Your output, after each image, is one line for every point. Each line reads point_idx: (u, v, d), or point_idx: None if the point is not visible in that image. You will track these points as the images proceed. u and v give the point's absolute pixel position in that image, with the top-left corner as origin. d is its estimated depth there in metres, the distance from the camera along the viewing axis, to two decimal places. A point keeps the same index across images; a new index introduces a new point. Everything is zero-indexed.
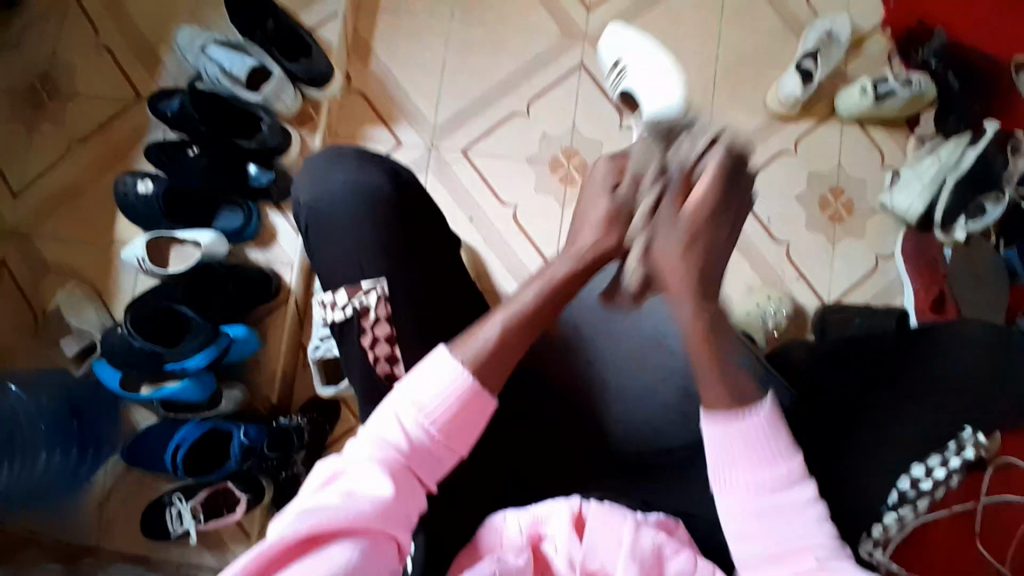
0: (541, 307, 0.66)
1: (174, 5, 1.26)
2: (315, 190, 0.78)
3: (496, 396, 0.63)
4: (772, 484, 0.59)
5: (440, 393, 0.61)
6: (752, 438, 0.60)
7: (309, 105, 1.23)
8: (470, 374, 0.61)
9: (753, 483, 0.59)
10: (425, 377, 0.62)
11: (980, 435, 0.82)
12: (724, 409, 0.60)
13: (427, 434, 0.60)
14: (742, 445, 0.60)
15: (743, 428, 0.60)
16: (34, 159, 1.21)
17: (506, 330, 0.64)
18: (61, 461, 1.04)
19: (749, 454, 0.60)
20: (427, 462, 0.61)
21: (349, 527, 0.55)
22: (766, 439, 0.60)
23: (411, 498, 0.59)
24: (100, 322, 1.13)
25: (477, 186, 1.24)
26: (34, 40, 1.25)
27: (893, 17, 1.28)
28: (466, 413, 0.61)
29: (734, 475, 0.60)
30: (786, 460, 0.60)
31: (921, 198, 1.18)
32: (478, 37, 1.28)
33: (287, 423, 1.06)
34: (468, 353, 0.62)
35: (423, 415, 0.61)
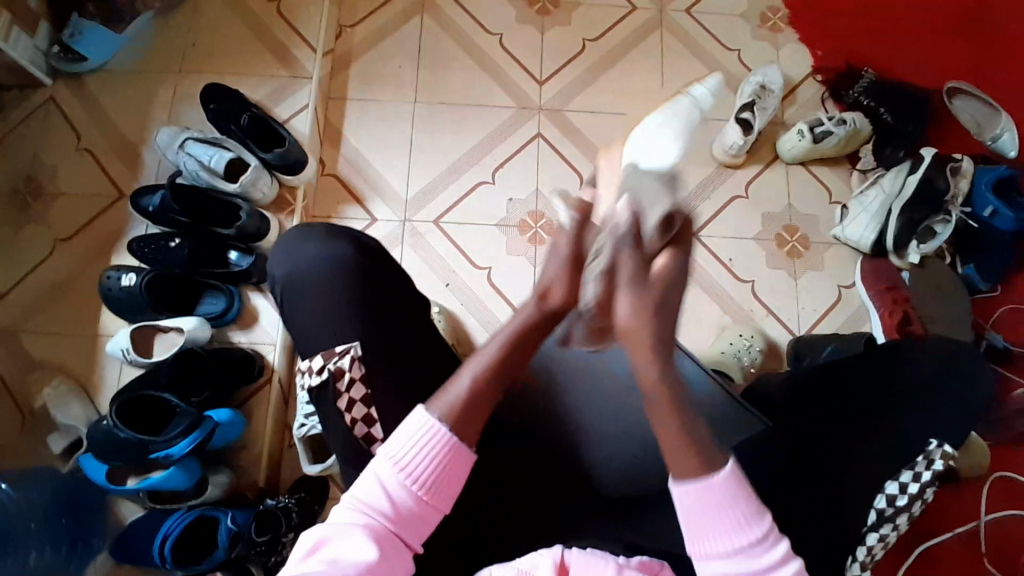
0: (508, 354, 0.68)
1: (154, 109, 1.34)
2: (288, 268, 0.82)
3: (474, 451, 0.64)
4: (739, 553, 0.57)
5: (420, 450, 0.62)
6: (719, 510, 0.58)
7: (285, 191, 1.30)
8: (446, 430, 0.62)
9: (721, 555, 0.58)
10: (404, 436, 0.63)
11: (946, 446, 0.82)
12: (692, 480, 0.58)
13: (407, 492, 0.62)
14: (709, 517, 0.58)
15: (710, 499, 0.58)
16: (19, 262, 1.25)
17: (477, 383, 0.65)
18: (50, 558, 1.03)
19: (707, 529, 0.58)
20: (409, 520, 0.62)
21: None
22: (725, 511, 0.58)
23: (397, 561, 0.60)
24: (85, 415, 1.14)
25: (451, 253, 1.29)
26: (17, 148, 1.31)
27: (822, 65, 1.39)
28: (445, 469, 0.62)
29: (704, 544, 0.58)
30: (756, 523, 0.58)
31: (870, 228, 1.25)
32: (441, 117, 1.37)
33: (274, 504, 1.05)
34: (443, 409, 0.63)
35: (404, 474, 0.62)
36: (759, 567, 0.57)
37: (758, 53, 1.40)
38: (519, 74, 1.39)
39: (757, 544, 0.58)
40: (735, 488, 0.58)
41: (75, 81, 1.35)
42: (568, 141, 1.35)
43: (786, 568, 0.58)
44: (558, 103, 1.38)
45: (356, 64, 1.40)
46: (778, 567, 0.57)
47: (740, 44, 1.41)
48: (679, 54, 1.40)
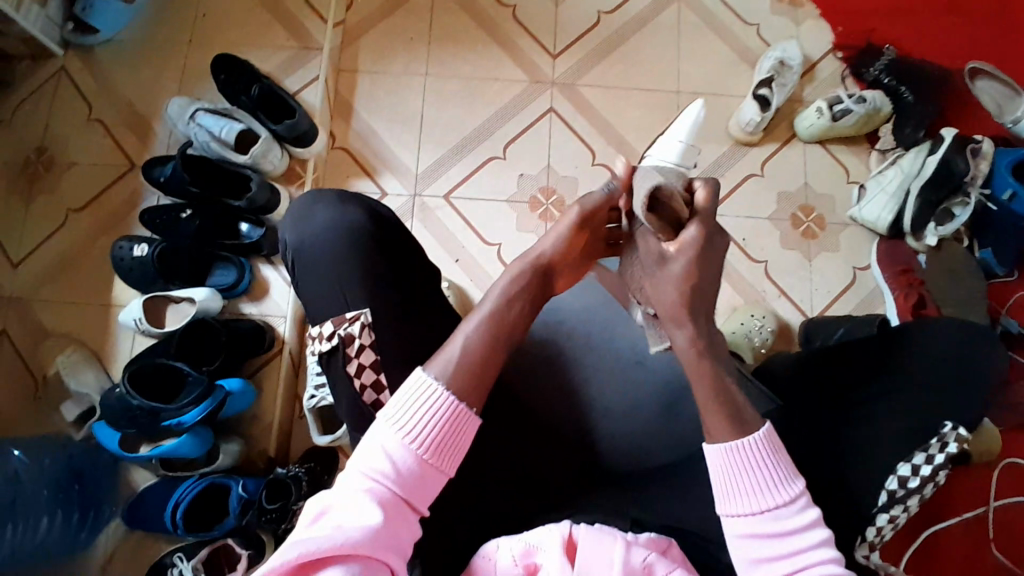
0: (499, 313, 0.70)
1: (165, 80, 1.34)
2: (298, 234, 0.82)
3: (478, 412, 0.65)
4: (770, 513, 0.62)
5: (424, 413, 0.63)
6: (749, 468, 0.62)
7: (295, 163, 1.29)
8: (448, 392, 0.64)
9: (749, 513, 0.62)
10: (406, 401, 0.63)
11: (960, 430, 0.81)
12: (728, 441, 0.63)
13: (413, 455, 0.62)
14: (748, 476, 0.62)
15: (740, 458, 0.63)
16: (33, 232, 1.26)
17: (474, 341, 0.67)
18: (62, 525, 1.05)
19: (742, 484, 0.62)
20: (415, 485, 0.62)
21: (340, 554, 0.55)
22: (756, 470, 0.62)
23: (404, 523, 0.60)
24: (99, 383, 1.16)
25: (461, 228, 1.28)
26: (30, 119, 1.31)
27: (843, 42, 1.35)
28: (448, 430, 0.63)
29: (741, 503, 0.62)
30: (790, 484, 0.62)
31: (888, 208, 1.22)
32: (453, 91, 1.35)
33: (284, 474, 1.07)
34: (441, 369, 0.65)
35: (407, 437, 0.62)
36: (790, 528, 0.61)
37: (778, 28, 1.37)
38: (532, 48, 1.37)
39: (786, 508, 0.62)
40: (770, 454, 0.63)
41: (87, 51, 1.35)
42: (581, 116, 1.33)
43: (815, 531, 0.62)
44: (571, 78, 1.36)
45: (367, 36, 1.38)
46: (811, 530, 0.62)
47: (759, 19, 1.37)
48: (696, 29, 1.37)
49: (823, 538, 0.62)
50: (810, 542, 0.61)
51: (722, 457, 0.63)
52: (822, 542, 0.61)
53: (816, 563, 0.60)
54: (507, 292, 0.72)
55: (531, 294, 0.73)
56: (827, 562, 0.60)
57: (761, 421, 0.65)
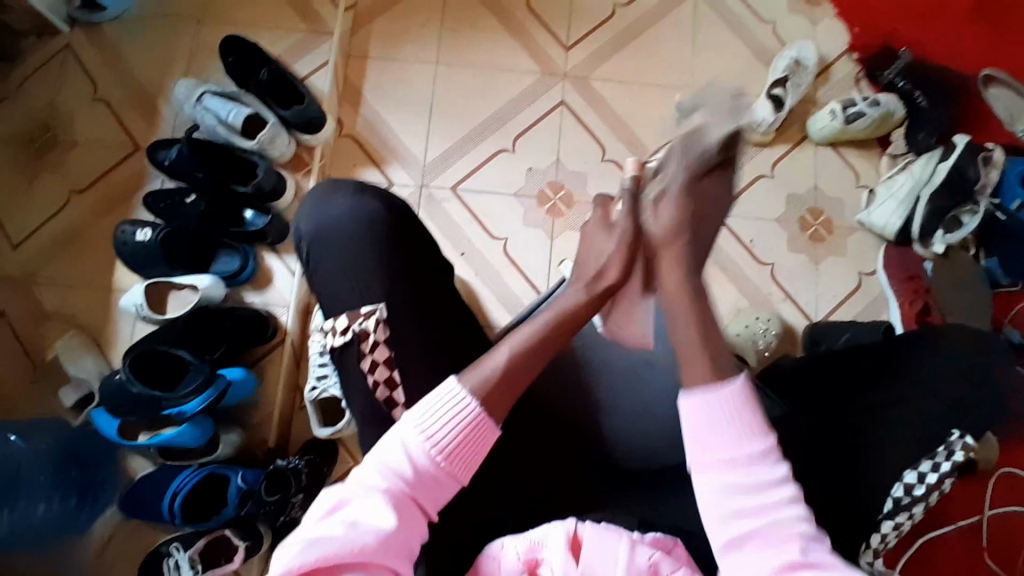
0: (547, 337, 0.69)
1: (170, 60, 1.31)
2: (316, 223, 0.80)
3: (499, 426, 0.65)
4: (744, 463, 0.58)
5: (449, 419, 0.63)
6: (726, 415, 0.59)
7: (302, 150, 1.28)
8: (475, 403, 0.63)
9: (725, 462, 0.58)
10: (433, 405, 0.63)
11: (967, 439, 0.84)
12: (700, 390, 0.60)
13: (431, 459, 0.61)
14: (719, 423, 0.59)
15: (719, 405, 0.59)
16: (32, 211, 1.24)
17: (514, 358, 0.66)
18: (59, 509, 1.03)
19: (718, 431, 0.59)
20: (429, 488, 0.61)
21: (352, 559, 0.55)
22: (733, 417, 0.59)
23: (415, 527, 0.60)
24: (98, 369, 1.14)
25: (468, 221, 1.27)
26: (31, 95, 1.28)
27: (859, 44, 1.34)
28: (469, 439, 0.63)
29: (710, 455, 0.59)
30: (765, 437, 0.59)
31: (896, 215, 1.22)
32: (465, 80, 1.33)
33: (285, 465, 1.06)
34: (476, 383, 0.64)
35: (429, 441, 0.62)
36: (763, 481, 0.57)
37: (794, 27, 1.35)
38: (545, 38, 1.35)
39: (760, 460, 0.58)
40: (746, 402, 0.59)
41: (91, 28, 1.32)
42: (593, 110, 1.32)
43: (783, 488, 0.58)
44: (584, 71, 1.34)
45: (379, 21, 1.35)
46: (783, 487, 0.58)
47: (776, 17, 1.36)
48: (712, 25, 1.36)
49: (792, 492, 0.58)
50: (779, 497, 0.57)
51: (693, 407, 0.60)
52: (789, 504, 0.57)
53: (786, 523, 0.56)
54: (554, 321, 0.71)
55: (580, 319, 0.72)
56: (799, 523, 0.57)
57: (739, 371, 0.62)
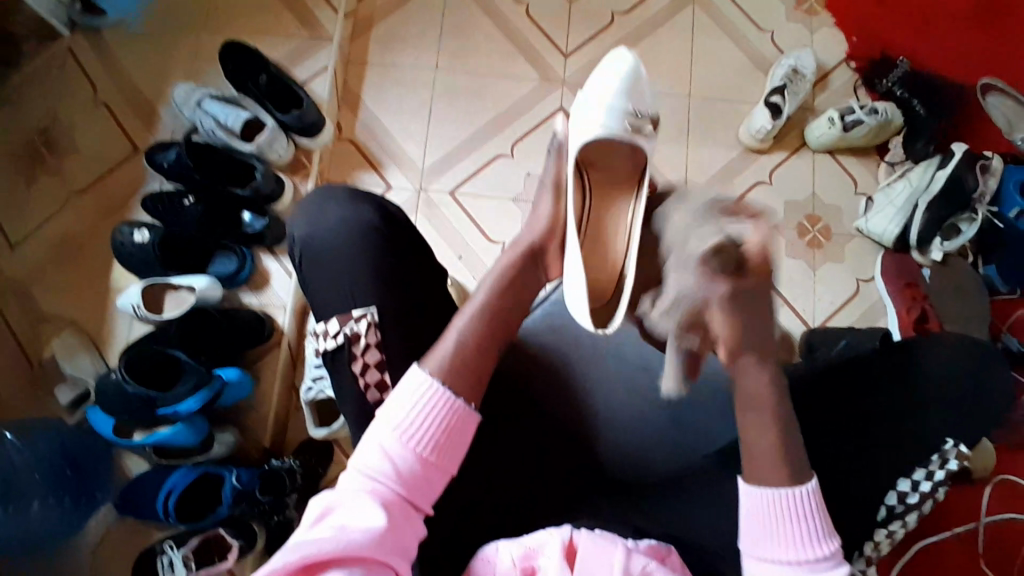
0: (494, 301, 0.72)
1: (173, 64, 1.32)
2: (311, 229, 0.81)
3: (475, 409, 0.66)
4: (807, 566, 0.61)
5: (420, 412, 0.63)
6: (795, 519, 0.61)
7: (301, 154, 1.28)
8: (442, 387, 0.64)
9: (786, 564, 0.61)
10: (403, 401, 0.64)
11: (961, 446, 0.81)
12: (776, 487, 0.63)
13: (410, 455, 0.62)
14: (789, 523, 0.62)
15: (789, 509, 0.62)
16: (33, 212, 1.24)
17: (467, 330, 0.68)
18: (54, 508, 1.02)
19: (782, 534, 0.61)
20: (414, 484, 0.62)
21: (343, 556, 0.54)
22: (799, 520, 0.62)
23: (405, 525, 0.60)
24: (94, 369, 1.15)
25: (465, 226, 1.28)
26: (34, 98, 1.30)
27: (856, 52, 1.34)
28: (446, 431, 0.64)
29: (778, 549, 0.61)
30: (829, 542, 0.61)
31: (894, 222, 1.22)
32: (463, 86, 1.34)
33: (279, 466, 1.06)
34: (436, 363, 0.66)
35: (405, 437, 0.63)
36: None
37: (792, 36, 1.36)
38: (544, 45, 1.36)
39: (825, 563, 0.61)
40: (815, 507, 0.62)
41: (94, 32, 1.33)
42: None
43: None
44: (582, 77, 1.34)
45: (379, 27, 1.37)
46: None
47: (774, 25, 1.36)
48: (711, 33, 1.36)
49: None
50: None
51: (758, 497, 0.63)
52: None
53: None
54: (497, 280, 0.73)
55: (529, 274, 0.76)
56: None
57: (812, 474, 0.64)
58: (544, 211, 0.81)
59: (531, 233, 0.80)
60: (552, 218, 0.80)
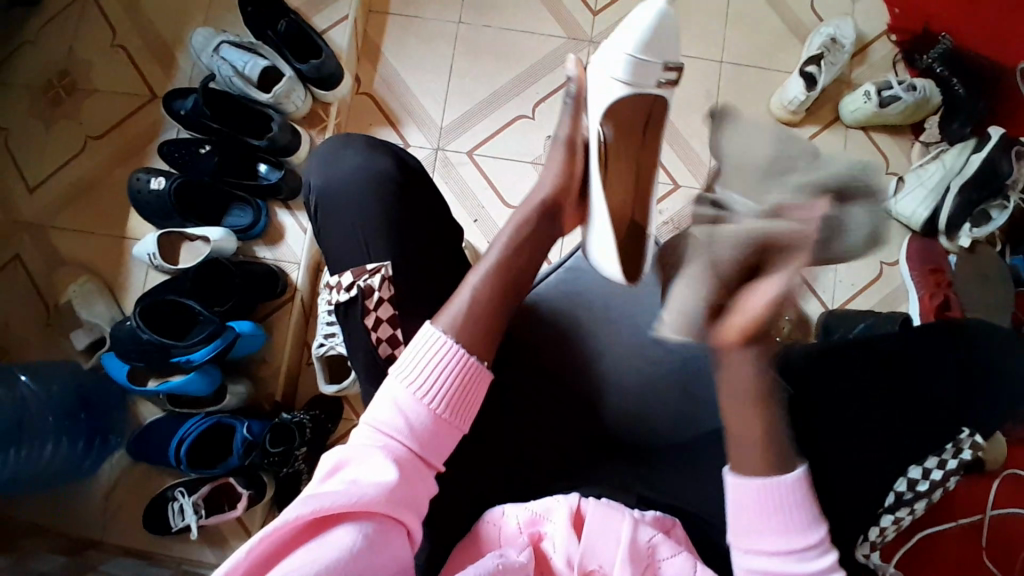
0: (506, 259, 0.73)
1: (191, 7, 1.28)
2: (328, 173, 0.80)
3: (490, 368, 0.66)
4: (789, 553, 0.63)
5: (433, 366, 0.64)
6: (773, 508, 0.64)
7: (318, 106, 1.25)
8: (455, 344, 0.65)
9: (769, 550, 0.63)
10: (415, 355, 0.64)
11: (977, 437, 0.83)
12: (755, 478, 0.64)
13: (423, 409, 0.63)
14: (763, 513, 0.64)
15: (771, 496, 0.64)
16: (51, 156, 1.24)
17: (476, 298, 0.69)
18: (68, 451, 1.06)
19: (759, 522, 0.64)
20: (425, 439, 0.62)
21: (353, 510, 0.55)
22: (778, 511, 0.64)
23: (419, 481, 0.61)
24: (110, 315, 1.16)
25: (483, 188, 1.26)
26: (51, 39, 1.28)
27: (899, 23, 1.28)
28: (459, 384, 0.64)
29: (754, 539, 0.64)
30: (811, 529, 0.63)
31: (925, 204, 1.17)
32: (487, 43, 1.30)
33: (289, 418, 1.07)
34: (449, 324, 0.66)
35: (418, 392, 0.63)
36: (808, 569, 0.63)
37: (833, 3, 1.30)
38: (571, 3, 1.31)
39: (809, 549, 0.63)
40: (796, 495, 0.64)
41: None
42: None
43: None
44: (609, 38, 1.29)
45: None
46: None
47: None
48: None
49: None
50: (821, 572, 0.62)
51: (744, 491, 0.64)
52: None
53: None
54: (510, 233, 0.76)
55: (542, 227, 0.78)
56: None
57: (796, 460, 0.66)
58: (551, 173, 0.83)
59: (545, 188, 0.82)
60: (563, 172, 0.83)
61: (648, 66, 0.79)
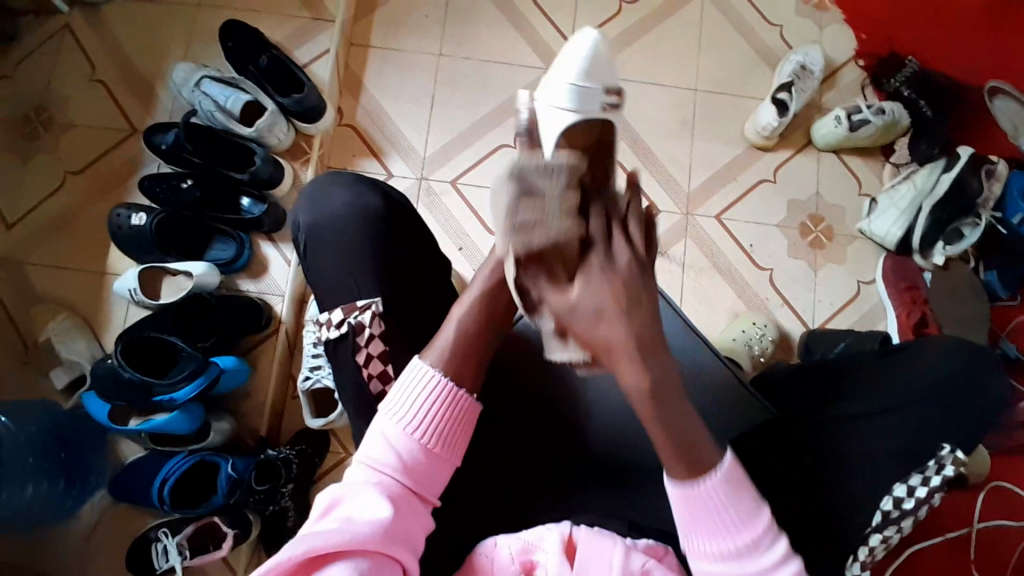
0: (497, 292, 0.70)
1: (172, 43, 1.29)
2: (313, 213, 0.81)
3: (478, 399, 0.67)
4: (736, 553, 0.61)
5: (420, 400, 0.64)
6: (714, 510, 0.61)
7: (301, 138, 1.26)
8: (442, 375, 0.65)
9: (718, 554, 0.62)
10: (403, 391, 0.65)
11: (960, 453, 0.75)
12: (684, 485, 0.61)
13: (414, 444, 0.63)
14: (704, 515, 0.61)
15: (708, 498, 0.61)
16: (30, 192, 1.23)
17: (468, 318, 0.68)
18: (47, 494, 1.03)
19: (706, 525, 0.61)
20: (419, 474, 0.63)
21: (350, 548, 0.54)
22: (720, 512, 0.61)
23: (414, 516, 0.61)
24: (90, 353, 1.14)
25: (466, 216, 1.27)
26: (31, 76, 1.27)
27: (865, 50, 1.33)
28: (447, 416, 0.65)
29: (702, 544, 0.62)
30: (755, 520, 0.62)
31: (897, 224, 1.21)
32: (466, 73, 1.32)
33: (275, 455, 1.07)
34: (436, 355, 0.67)
35: (408, 426, 0.63)
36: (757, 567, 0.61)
37: (802, 31, 1.34)
38: (548, 33, 1.34)
39: (754, 545, 0.61)
40: (735, 487, 0.61)
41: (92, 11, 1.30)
42: None
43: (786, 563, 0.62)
44: None
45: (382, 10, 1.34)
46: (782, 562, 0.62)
47: (783, 19, 1.35)
48: (719, 27, 1.34)
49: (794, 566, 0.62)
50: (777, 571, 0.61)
51: (680, 499, 0.61)
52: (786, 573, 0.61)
53: None
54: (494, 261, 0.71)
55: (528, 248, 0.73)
56: None
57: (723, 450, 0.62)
58: None
59: None
60: None
61: (591, 91, 0.69)
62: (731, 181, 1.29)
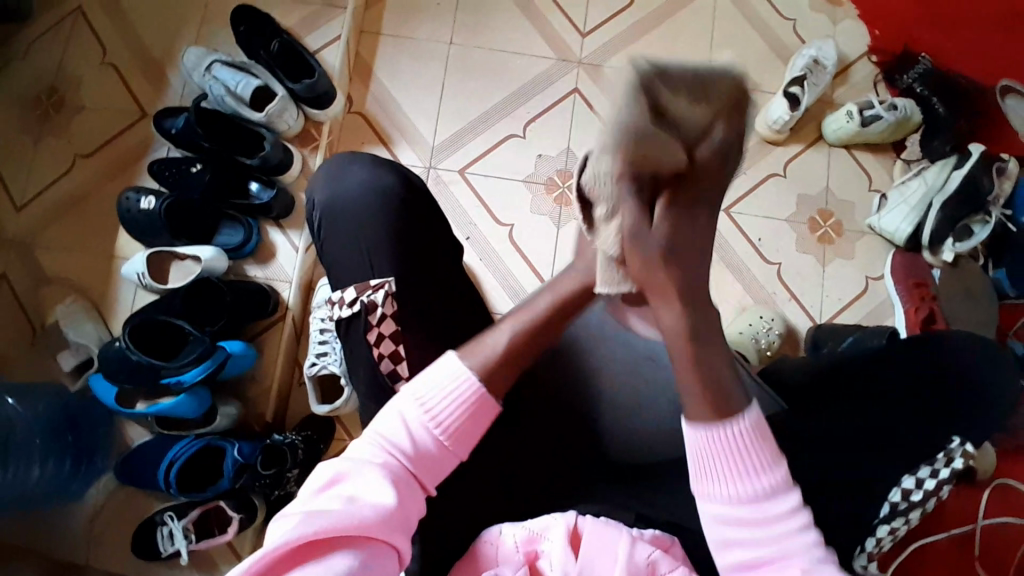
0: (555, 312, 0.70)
1: (184, 27, 1.29)
2: (331, 190, 0.81)
3: (498, 402, 0.65)
4: (749, 499, 0.61)
5: (447, 396, 0.64)
6: (735, 454, 0.60)
7: (310, 125, 1.25)
8: (474, 378, 0.64)
9: (730, 498, 0.61)
10: (430, 379, 0.64)
11: (967, 445, 0.81)
12: (708, 425, 0.61)
13: (430, 436, 0.63)
14: (721, 455, 0.61)
15: (727, 442, 0.60)
16: (38, 174, 1.23)
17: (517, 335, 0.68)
18: (53, 474, 1.04)
19: (722, 469, 0.61)
20: (427, 465, 0.62)
21: (353, 533, 0.54)
22: (741, 456, 0.60)
23: (414, 504, 0.61)
24: (98, 335, 1.14)
25: (474, 206, 1.26)
26: (42, 58, 1.27)
27: (880, 45, 1.32)
28: (469, 418, 0.64)
29: (717, 486, 0.61)
30: (773, 468, 0.61)
31: (907, 220, 1.21)
32: (477, 62, 1.31)
33: (281, 440, 1.06)
34: (475, 360, 0.65)
35: (428, 417, 0.63)
36: (769, 515, 0.60)
37: (816, 25, 1.33)
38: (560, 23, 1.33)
39: (772, 494, 0.61)
40: (757, 433, 0.61)
41: None
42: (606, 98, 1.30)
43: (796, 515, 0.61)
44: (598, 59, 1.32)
45: None
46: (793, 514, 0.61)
47: (797, 13, 1.34)
48: (733, 19, 1.33)
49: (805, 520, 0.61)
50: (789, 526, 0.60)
51: (702, 437, 0.61)
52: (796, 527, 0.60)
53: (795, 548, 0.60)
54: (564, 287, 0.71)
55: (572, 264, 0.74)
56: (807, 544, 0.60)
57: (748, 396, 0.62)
58: None
59: None
60: None
61: None
62: (741, 174, 1.28)
